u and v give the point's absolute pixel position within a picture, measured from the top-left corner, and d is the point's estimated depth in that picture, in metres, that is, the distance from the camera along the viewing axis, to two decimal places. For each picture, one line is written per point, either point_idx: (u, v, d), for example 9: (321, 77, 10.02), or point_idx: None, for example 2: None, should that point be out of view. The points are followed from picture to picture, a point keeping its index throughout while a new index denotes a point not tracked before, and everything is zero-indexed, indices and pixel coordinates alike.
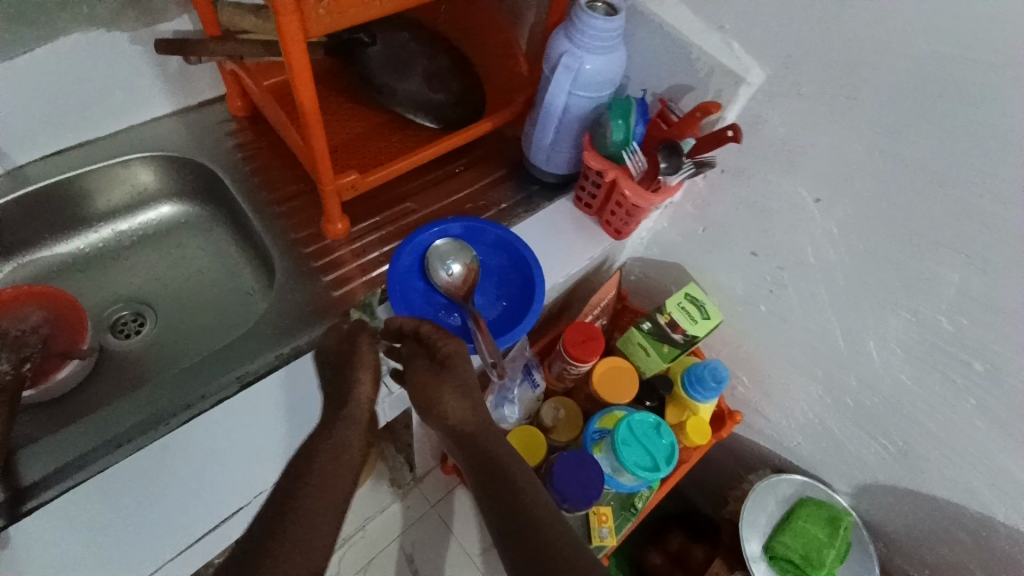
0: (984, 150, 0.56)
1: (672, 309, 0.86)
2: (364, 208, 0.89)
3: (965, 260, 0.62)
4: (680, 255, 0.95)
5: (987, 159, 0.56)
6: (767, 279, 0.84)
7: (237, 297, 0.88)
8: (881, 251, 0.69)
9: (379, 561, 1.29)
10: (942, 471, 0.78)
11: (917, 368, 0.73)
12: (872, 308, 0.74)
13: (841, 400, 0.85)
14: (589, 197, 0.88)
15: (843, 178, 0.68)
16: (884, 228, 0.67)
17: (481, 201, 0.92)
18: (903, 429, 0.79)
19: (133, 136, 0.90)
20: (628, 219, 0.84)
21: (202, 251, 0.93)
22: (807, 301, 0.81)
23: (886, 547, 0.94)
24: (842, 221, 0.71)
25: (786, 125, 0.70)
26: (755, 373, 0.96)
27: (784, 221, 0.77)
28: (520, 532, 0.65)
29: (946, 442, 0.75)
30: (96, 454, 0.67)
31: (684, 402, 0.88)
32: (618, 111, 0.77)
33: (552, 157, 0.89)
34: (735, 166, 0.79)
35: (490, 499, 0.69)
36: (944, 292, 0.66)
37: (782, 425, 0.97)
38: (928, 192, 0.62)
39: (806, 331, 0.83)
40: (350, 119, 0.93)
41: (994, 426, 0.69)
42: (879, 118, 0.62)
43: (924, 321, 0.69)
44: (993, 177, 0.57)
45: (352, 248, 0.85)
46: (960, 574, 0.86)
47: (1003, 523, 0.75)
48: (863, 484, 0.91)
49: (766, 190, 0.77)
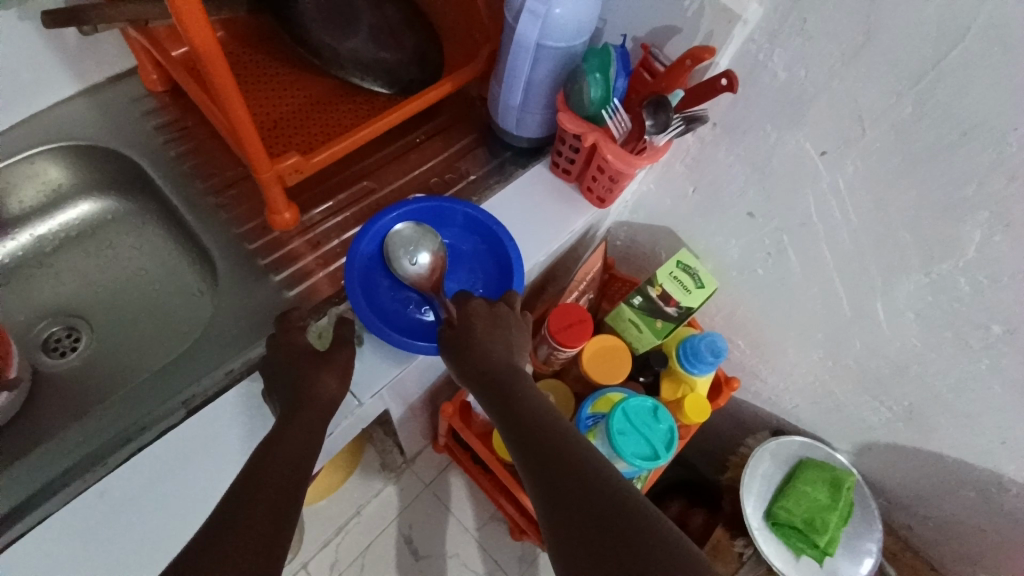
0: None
1: (663, 280, 0.79)
2: (315, 191, 0.79)
3: (993, 220, 0.56)
4: (669, 219, 0.88)
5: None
6: (765, 242, 0.78)
7: (181, 301, 0.79)
8: (895, 212, 0.62)
9: (376, 548, 1.25)
10: (950, 431, 0.76)
11: (929, 332, 0.68)
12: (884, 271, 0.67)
13: (845, 363, 0.81)
14: (567, 163, 0.79)
15: (854, 130, 0.60)
16: (900, 186, 0.60)
17: (448, 173, 0.83)
18: (911, 391, 0.76)
19: (35, 125, 0.77)
20: (611, 185, 0.76)
21: (137, 251, 0.82)
22: (810, 263, 0.74)
23: (887, 501, 0.93)
24: (849, 176, 0.63)
25: (788, 71, 0.61)
26: (751, 338, 0.92)
27: (784, 179, 0.70)
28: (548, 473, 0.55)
29: (956, 403, 0.72)
30: (32, 502, 0.59)
31: (681, 377, 0.83)
32: (596, 63, 0.66)
33: (523, 120, 0.79)
34: (729, 119, 0.70)
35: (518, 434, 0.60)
36: (966, 254, 0.59)
37: (780, 388, 0.94)
38: (954, 145, 0.54)
39: (808, 295, 0.78)
40: (290, 91, 0.82)
41: (1012, 387, 0.65)
42: (900, 59, 0.53)
43: (942, 286, 0.63)
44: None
45: (308, 239, 0.75)
46: (963, 527, 0.85)
47: (1013, 480, 0.73)
48: (865, 441, 0.89)
49: (765, 146, 0.69)
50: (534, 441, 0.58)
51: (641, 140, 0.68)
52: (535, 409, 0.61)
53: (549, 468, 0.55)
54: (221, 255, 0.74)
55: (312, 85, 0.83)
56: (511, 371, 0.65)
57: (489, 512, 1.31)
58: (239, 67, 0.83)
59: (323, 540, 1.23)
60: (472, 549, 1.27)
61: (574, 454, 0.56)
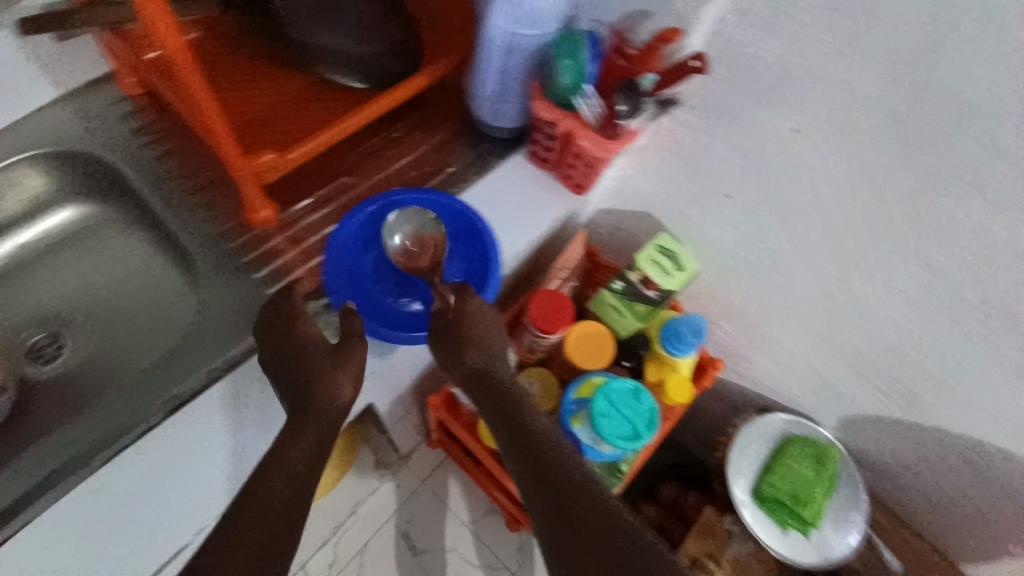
0: (989, 61, 0.49)
1: (643, 264, 0.79)
2: (296, 188, 0.79)
3: (962, 190, 0.57)
4: (651, 205, 0.89)
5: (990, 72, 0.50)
6: (745, 223, 0.79)
7: (165, 304, 0.79)
8: (869, 186, 0.63)
9: (375, 544, 1.25)
10: (931, 399, 0.77)
11: (907, 304, 0.70)
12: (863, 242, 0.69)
13: (827, 339, 0.82)
14: (545, 151, 0.79)
15: (827, 106, 0.61)
16: (873, 159, 0.61)
17: (429, 167, 0.83)
18: (893, 363, 0.77)
19: (12, 132, 0.77)
20: (589, 171, 0.77)
21: (120, 255, 0.82)
22: (789, 241, 0.76)
23: (873, 474, 0.95)
24: (824, 152, 0.65)
25: (762, 51, 0.62)
26: (737, 319, 0.93)
27: (761, 159, 0.71)
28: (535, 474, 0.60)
29: (936, 372, 0.74)
30: (20, 508, 0.57)
31: (664, 360, 0.84)
32: (566, 49, 0.67)
33: (499, 110, 0.79)
34: (705, 100, 0.71)
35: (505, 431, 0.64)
36: (938, 224, 0.61)
37: (767, 367, 0.96)
38: (923, 115, 0.55)
39: (789, 273, 0.79)
40: (268, 89, 0.82)
41: (988, 353, 0.67)
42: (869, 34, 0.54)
43: (917, 257, 0.65)
44: (995, 92, 0.51)
45: (288, 236, 0.75)
46: (947, 495, 0.87)
47: (992, 445, 0.75)
48: (850, 416, 0.90)
49: (742, 126, 0.70)
50: (523, 443, 0.63)
51: (614, 125, 0.69)
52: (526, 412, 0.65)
53: (538, 472, 0.60)
54: (207, 254, 0.74)
55: (290, 82, 0.83)
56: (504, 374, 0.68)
57: (486, 504, 1.32)
58: (217, 68, 0.83)
59: (322, 539, 1.24)
60: (470, 541, 1.28)
61: (563, 470, 0.60)
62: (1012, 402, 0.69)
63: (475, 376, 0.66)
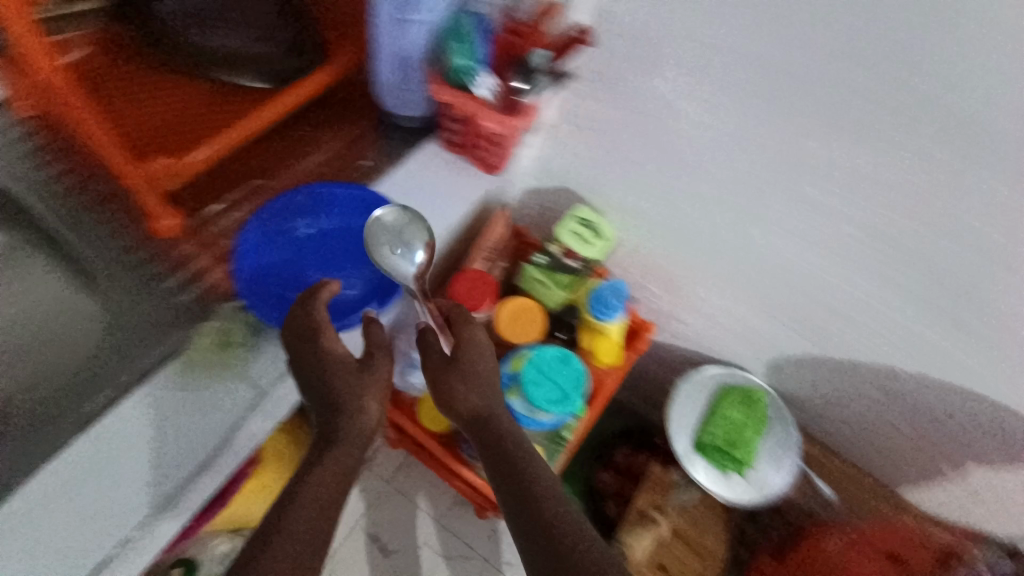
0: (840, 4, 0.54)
1: (562, 235, 0.83)
2: (203, 193, 0.77)
3: (835, 130, 0.62)
4: (569, 180, 0.92)
5: (847, 16, 0.55)
6: (656, 188, 0.83)
7: (78, 327, 0.74)
8: (758, 137, 0.68)
9: (343, 551, 1.24)
10: (841, 333, 0.83)
11: (806, 246, 0.75)
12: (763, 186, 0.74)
13: (745, 289, 0.87)
14: (455, 135, 0.80)
15: (709, 64, 0.65)
16: (757, 111, 0.65)
17: (342, 162, 0.83)
18: (804, 304, 0.83)
19: None
20: (496, 149, 0.78)
21: (19, 281, 0.76)
22: (696, 199, 0.80)
23: (803, 412, 1.02)
24: (714, 110, 0.68)
25: (645, 17, 0.65)
26: (664, 282, 0.97)
27: (661, 123, 0.74)
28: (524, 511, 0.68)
29: (841, 307, 0.79)
30: None
31: (595, 327, 0.87)
32: (456, 35, 0.68)
33: (404, 98, 0.79)
34: (602, 72, 0.74)
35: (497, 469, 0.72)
36: (820, 167, 0.66)
37: (697, 324, 1.00)
38: (792, 64, 0.60)
39: (702, 232, 0.84)
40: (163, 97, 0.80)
41: (880, 282, 0.73)
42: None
43: (808, 201, 0.70)
44: (852, 35, 0.55)
45: (199, 241, 0.74)
46: (869, 421, 0.94)
47: (898, 367, 0.82)
48: (776, 359, 0.96)
49: (639, 93, 0.73)
50: (514, 482, 0.70)
51: (512, 101, 0.70)
52: (519, 454, 0.72)
53: (527, 509, 0.68)
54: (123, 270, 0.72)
55: (188, 88, 0.81)
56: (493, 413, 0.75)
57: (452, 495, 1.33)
58: (107, 77, 0.79)
59: None
60: (440, 534, 1.28)
61: (549, 506, 0.68)
62: (910, 327, 0.75)
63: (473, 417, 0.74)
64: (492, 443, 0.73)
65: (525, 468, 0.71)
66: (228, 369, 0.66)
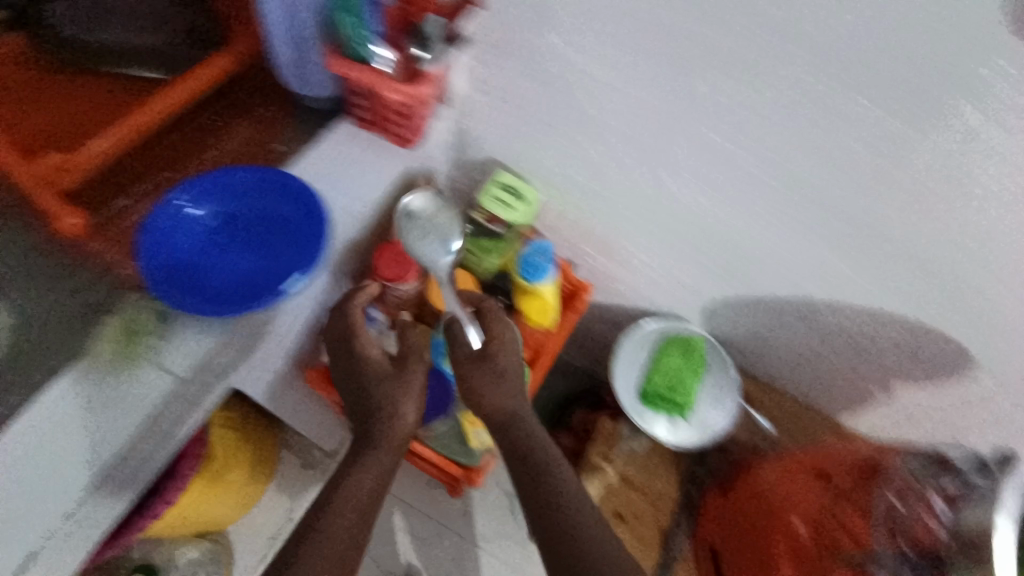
0: None
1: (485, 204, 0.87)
2: (105, 189, 0.75)
3: (724, 73, 0.62)
4: (491, 150, 0.92)
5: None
6: (569, 148, 0.84)
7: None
8: (655, 93, 0.68)
9: None
10: (760, 271, 0.86)
11: (715, 190, 0.76)
12: (675, 142, 0.74)
13: (675, 240, 0.89)
14: (365, 111, 0.79)
15: (596, 22, 0.65)
16: (650, 63, 0.65)
17: (257, 149, 0.82)
18: (725, 247, 0.85)
19: None
20: (406, 121, 0.78)
21: None
22: (608, 154, 0.81)
23: (743, 351, 1.05)
24: (610, 67, 0.69)
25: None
26: (597, 242, 0.99)
27: (567, 86, 0.74)
28: (552, 523, 0.79)
29: (760, 248, 0.81)
30: None
31: (526, 289, 0.90)
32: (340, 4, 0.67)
33: (305, 77, 0.78)
34: (496, 41, 0.74)
35: (522, 473, 0.83)
36: (715, 111, 0.66)
37: (637, 279, 1.02)
38: (669, 18, 0.60)
39: (619, 185, 0.85)
40: (54, 93, 0.78)
41: (788, 220, 0.75)
42: None
43: (707, 144, 0.71)
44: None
45: (105, 236, 0.73)
46: (807, 355, 0.97)
47: (820, 302, 0.84)
48: (709, 304, 0.99)
49: (540, 57, 0.73)
50: (539, 492, 0.81)
51: (412, 67, 0.71)
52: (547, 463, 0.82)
53: (550, 515, 0.79)
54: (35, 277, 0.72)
55: (81, 82, 0.79)
56: (517, 419, 0.84)
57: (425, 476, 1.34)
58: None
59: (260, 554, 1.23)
60: (417, 517, 1.30)
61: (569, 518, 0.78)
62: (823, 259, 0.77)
63: (507, 428, 0.84)
64: (519, 454, 0.83)
65: (548, 479, 0.81)
66: (141, 361, 0.67)
